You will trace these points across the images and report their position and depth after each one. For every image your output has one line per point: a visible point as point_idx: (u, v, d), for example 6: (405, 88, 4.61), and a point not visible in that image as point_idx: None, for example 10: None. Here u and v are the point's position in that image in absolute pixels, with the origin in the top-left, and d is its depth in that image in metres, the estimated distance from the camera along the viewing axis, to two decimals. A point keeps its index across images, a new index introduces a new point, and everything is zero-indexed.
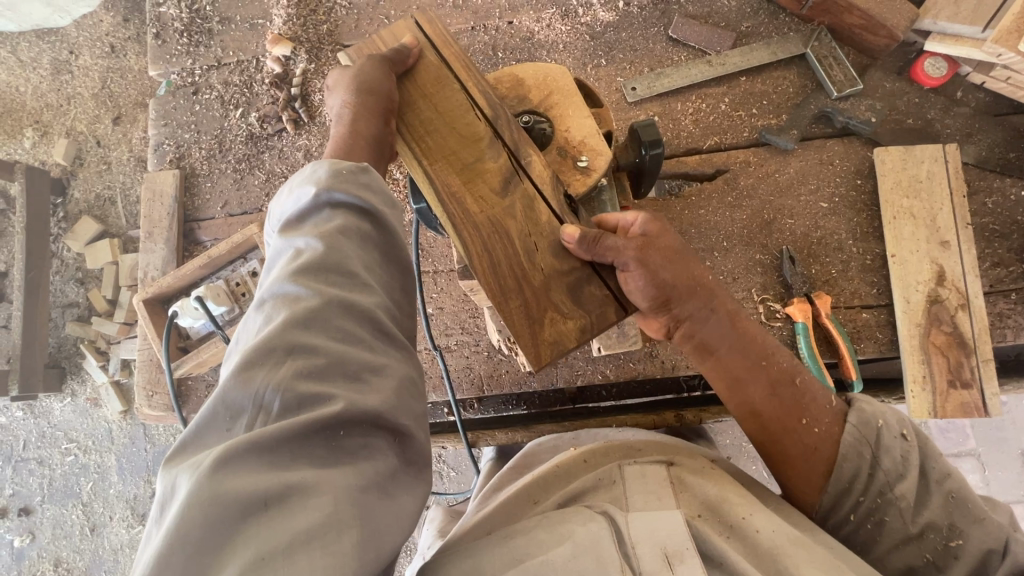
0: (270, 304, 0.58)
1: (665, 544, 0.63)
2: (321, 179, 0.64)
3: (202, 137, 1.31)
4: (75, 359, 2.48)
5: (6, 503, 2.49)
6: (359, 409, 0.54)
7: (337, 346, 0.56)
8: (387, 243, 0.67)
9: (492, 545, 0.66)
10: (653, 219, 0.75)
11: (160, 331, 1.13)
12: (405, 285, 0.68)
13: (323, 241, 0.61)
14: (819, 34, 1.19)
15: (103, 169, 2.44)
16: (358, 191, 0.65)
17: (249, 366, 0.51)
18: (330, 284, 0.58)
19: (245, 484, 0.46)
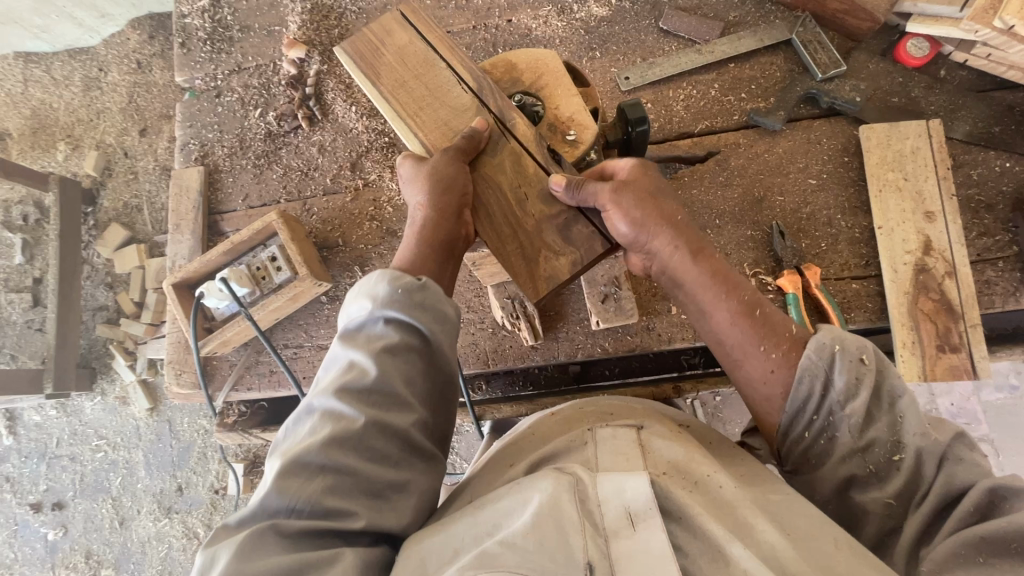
0: (323, 414, 0.72)
1: (627, 505, 0.68)
2: (377, 297, 0.76)
3: (224, 136, 1.40)
4: (104, 359, 2.60)
5: (41, 498, 2.61)
6: (377, 526, 0.68)
7: (368, 466, 0.70)
8: (426, 366, 0.78)
9: (464, 517, 0.71)
10: (637, 164, 0.84)
11: (186, 313, 1.21)
12: (438, 399, 0.80)
13: (370, 367, 0.73)
14: (804, 20, 1.25)
15: (131, 178, 2.58)
16: (406, 310, 0.76)
17: (292, 478, 0.66)
18: (371, 411, 0.71)
19: (275, 560, 0.61)
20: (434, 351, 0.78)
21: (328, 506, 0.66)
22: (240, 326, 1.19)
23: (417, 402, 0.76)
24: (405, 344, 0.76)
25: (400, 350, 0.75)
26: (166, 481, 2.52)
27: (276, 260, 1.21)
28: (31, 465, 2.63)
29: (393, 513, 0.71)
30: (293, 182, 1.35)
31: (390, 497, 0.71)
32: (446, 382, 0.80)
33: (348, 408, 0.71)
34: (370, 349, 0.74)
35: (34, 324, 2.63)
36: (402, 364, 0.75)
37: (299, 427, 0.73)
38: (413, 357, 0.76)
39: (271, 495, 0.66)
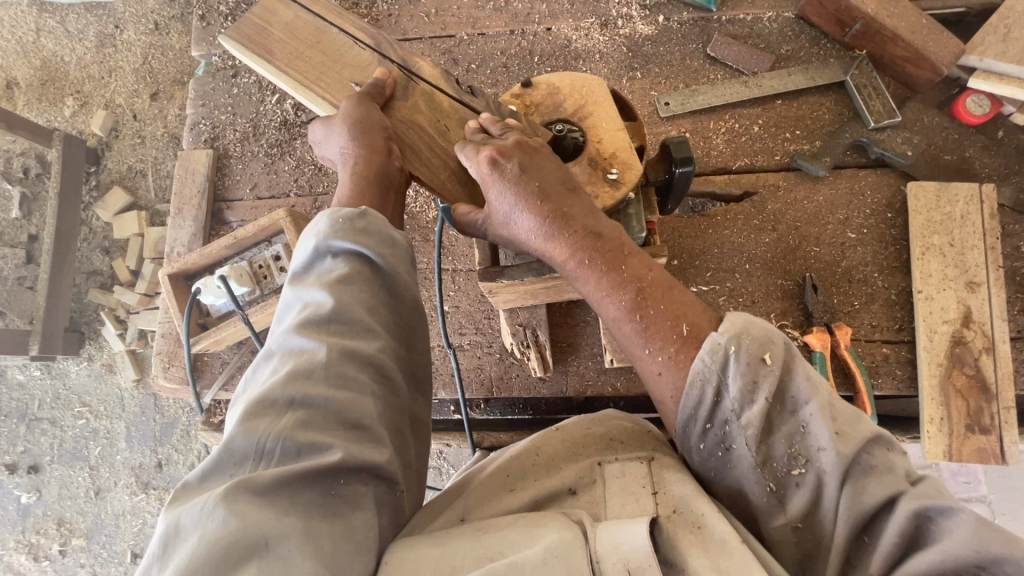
0: (284, 353, 0.70)
1: (629, 559, 0.60)
2: (324, 232, 0.75)
3: (237, 119, 1.33)
4: (94, 325, 2.56)
5: (16, 460, 2.56)
6: (355, 458, 0.65)
7: (338, 390, 0.67)
8: (389, 292, 0.77)
9: (464, 538, 0.66)
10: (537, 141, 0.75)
11: (181, 306, 1.15)
12: (403, 327, 0.78)
13: (327, 293, 0.72)
14: (860, 62, 1.19)
15: (137, 142, 2.53)
16: (356, 237, 0.75)
17: (253, 418, 0.64)
18: (333, 334, 0.70)
19: (254, 522, 0.57)
20: (394, 276, 0.77)
21: (300, 441, 0.64)
22: (236, 326, 1.13)
23: (383, 330, 0.75)
24: (358, 277, 0.75)
25: (356, 284, 0.74)
26: (147, 456, 2.48)
27: (280, 259, 1.15)
28: (9, 425, 2.58)
29: (374, 443, 0.68)
30: (304, 176, 1.28)
31: (371, 428, 0.68)
32: (414, 312, 0.79)
33: (305, 340, 0.70)
34: (320, 282, 0.73)
35: (25, 281, 2.59)
36: (361, 296, 0.74)
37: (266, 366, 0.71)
38: (371, 287, 0.75)
39: (238, 440, 0.63)
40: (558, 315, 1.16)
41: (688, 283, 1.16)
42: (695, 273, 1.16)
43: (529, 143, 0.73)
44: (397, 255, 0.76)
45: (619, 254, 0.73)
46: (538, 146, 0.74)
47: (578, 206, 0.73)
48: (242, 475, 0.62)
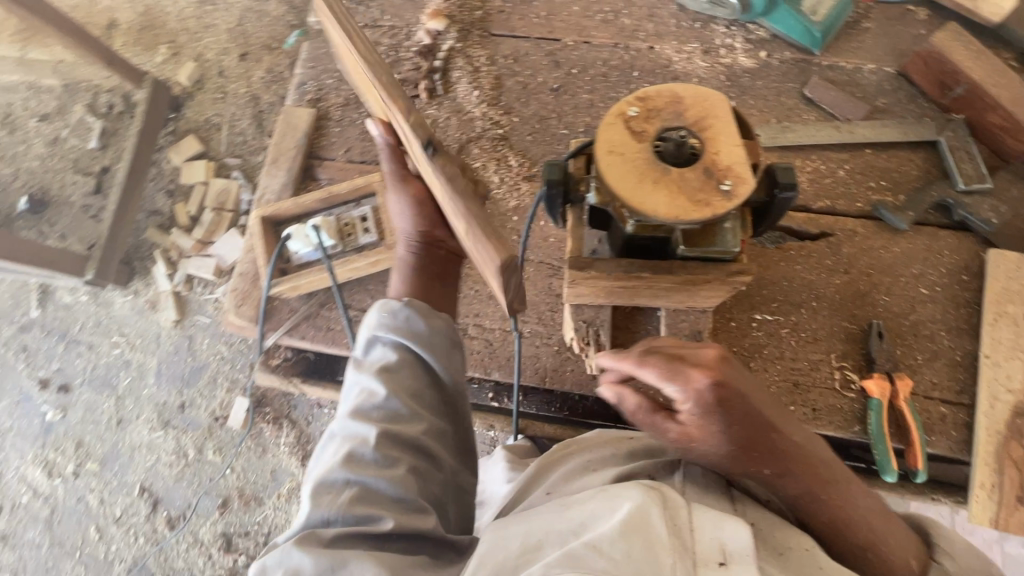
0: (342, 437, 0.87)
1: (724, 541, 0.65)
2: (376, 322, 0.94)
3: (343, 85, 1.40)
4: (146, 261, 2.65)
5: (50, 376, 2.65)
6: (404, 526, 0.79)
7: (383, 470, 0.83)
8: (432, 376, 0.95)
9: (551, 512, 0.75)
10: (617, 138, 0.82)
11: (268, 248, 1.21)
12: (440, 401, 0.95)
13: (378, 379, 0.90)
14: (956, 125, 1.20)
15: (218, 97, 2.71)
16: (402, 328, 0.94)
17: (317, 496, 0.80)
18: (381, 416, 0.87)
19: (317, 562, 0.73)
20: (447, 381, 0.95)
21: (358, 514, 0.79)
22: (318, 276, 1.18)
23: (427, 413, 0.92)
24: (406, 363, 0.93)
25: (402, 370, 0.92)
26: (171, 395, 2.55)
27: (366, 220, 1.20)
28: (48, 343, 2.68)
29: (420, 512, 0.82)
30: None
31: (416, 505, 0.83)
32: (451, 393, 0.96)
33: (360, 426, 0.86)
34: (378, 367, 0.91)
35: (90, 209, 2.69)
36: (406, 381, 0.92)
37: (324, 455, 0.87)
38: (415, 374, 0.93)
39: (313, 512, 0.80)
40: (621, 319, 1.19)
41: (753, 310, 1.18)
42: (761, 301, 1.18)
43: (612, 145, 0.82)
44: (449, 351, 0.95)
45: (778, 450, 0.78)
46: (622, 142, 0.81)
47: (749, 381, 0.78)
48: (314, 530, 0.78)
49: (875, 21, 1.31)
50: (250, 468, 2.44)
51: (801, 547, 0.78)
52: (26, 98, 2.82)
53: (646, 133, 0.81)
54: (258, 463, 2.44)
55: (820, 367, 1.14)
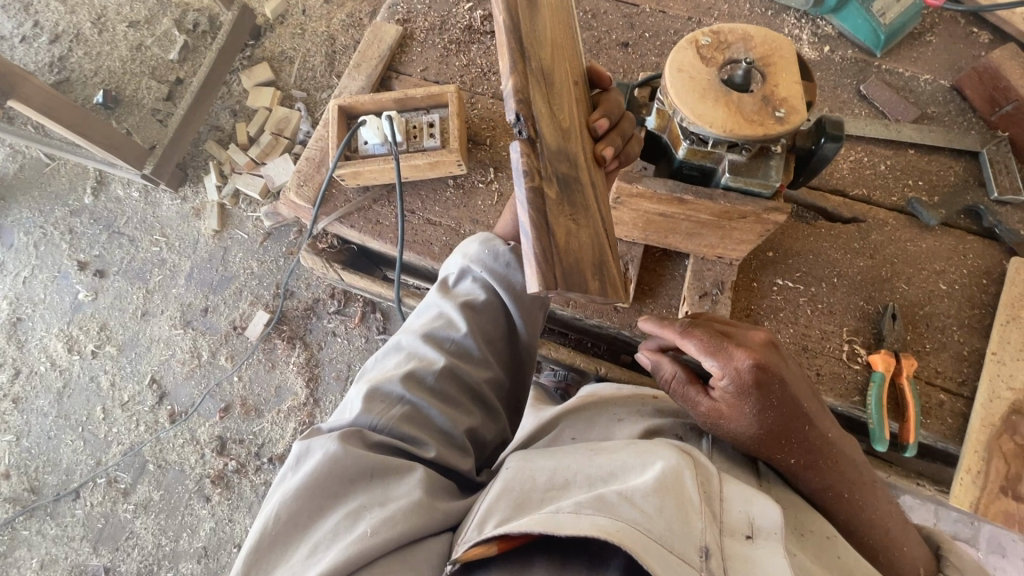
0: (409, 352, 0.89)
1: (754, 517, 0.70)
2: (469, 257, 0.96)
3: (431, 12, 1.51)
4: (200, 171, 2.77)
5: (88, 260, 2.70)
6: (443, 457, 0.82)
7: (440, 398, 0.86)
8: (506, 327, 0.96)
9: (584, 458, 0.78)
10: (685, 59, 0.89)
11: (339, 135, 1.30)
12: (504, 354, 0.97)
13: (458, 313, 0.91)
14: (1000, 141, 1.26)
15: (298, 32, 2.88)
16: (493, 270, 0.94)
17: (374, 399, 0.82)
18: (452, 350, 0.89)
19: (361, 457, 0.75)
20: (517, 334, 0.97)
21: (404, 431, 0.81)
22: (381, 167, 1.27)
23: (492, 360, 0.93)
24: (486, 305, 0.94)
25: (483, 312, 0.93)
26: (198, 297, 2.57)
27: (433, 126, 1.29)
28: (93, 230, 2.74)
29: (461, 449, 0.85)
30: (470, 75, 1.44)
31: (458, 439, 0.85)
32: (517, 348, 0.98)
33: (429, 349, 0.88)
34: (463, 302, 0.92)
35: (158, 114, 2.84)
36: (484, 325, 0.93)
37: (387, 362, 0.90)
38: (491, 319, 0.94)
39: (361, 414, 0.81)
40: (649, 261, 1.26)
41: (776, 275, 1.24)
42: (785, 269, 1.24)
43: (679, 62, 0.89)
44: (527, 313, 0.95)
45: (802, 443, 0.81)
46: (689, 62, 0.89)
47: (792, 373, 0.81)
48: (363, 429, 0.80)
49: (939, 37, 1.38)
50: (256, 380, 2.40)
51: (822, 533, 0.79)
52: (122, 3, 3.00)
53: (712, 60, 0.89)
54: (266, 376, 2.39)
55: (831, 338, 1.19)
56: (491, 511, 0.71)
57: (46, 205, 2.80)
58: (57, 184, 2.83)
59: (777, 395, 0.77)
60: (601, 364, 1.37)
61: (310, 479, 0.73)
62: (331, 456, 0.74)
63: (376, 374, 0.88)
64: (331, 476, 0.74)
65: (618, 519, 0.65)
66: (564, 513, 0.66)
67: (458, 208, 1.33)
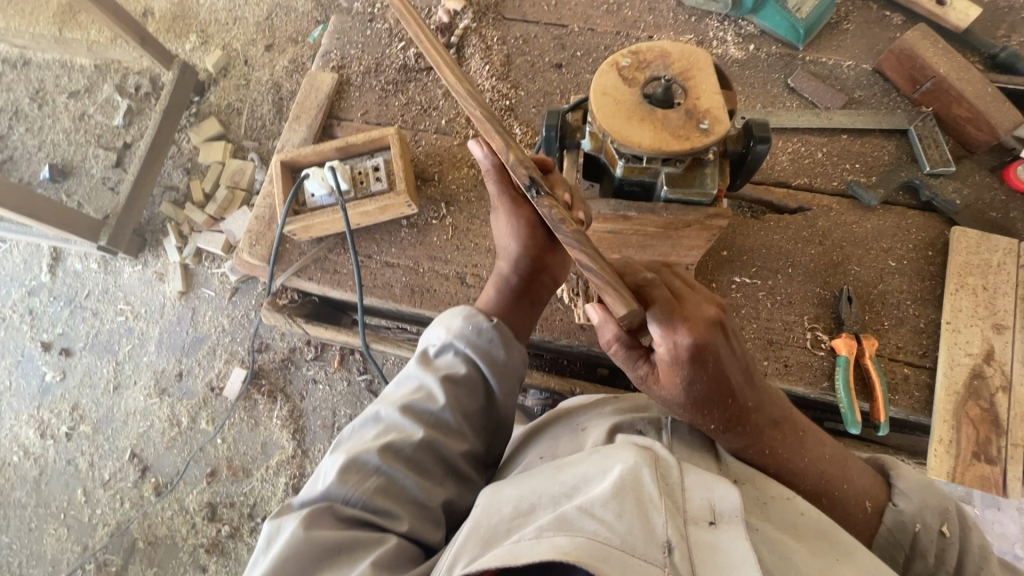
0: (387, 422, 0.88)
1: (715, 503, 0.72)
2: (451, 330, 0.95)
3: (364, 55, 1.52)
4: (158, 234, 2.72)
5: (52, 340, 2.62)
6: (418, 531, 0.81)
7: (416, 470, 0.85)
8: (487, 395, 0.95)
9: (548, 474, 0.78)
10: (608, 85, 0.91)
11: (285, 191, 1.29)
12: (485, 422, 0.96)
13: (438, 387, 0.90)
14: (925, 117, 1.31)
15: (242, 83, 2.86)
16: (471, 341, 0.95)
17: (349, 472, 0.81)
18: (430, 422, 0.88)
19: (327, 536, 0.75)
20: (494, 401, 0.96)
21: (377, 504, 0.80)
22: (329, 217, 1.26)
23: (470, 431, 0.93)
24: (466, 377, 0.93)
25: (463, 384, 0.93)
26: (170, 363, 2.51)
27: (379, 170, 1.30)
28: (54, 307, 2.67)
29: (433, 522, 0.84)
30: (411, 113, 1.45)
31: (433, 509, 0.84)
32: (495, 415, 0.98)
33: (408, 421, 0.87)
34: (444, 375, 0.92)
35: (108, 182, 2.80)
36: (464, 396, 0.92)
37: (365, 434, 0.88)
38: (471, 390, 0.93)
39: (335, 487, 0.81)
40: None
41: (733, 273, 1.26)
42: (741, 266, 1.26)
43: (601, 89, 0.91)
44: (503, 379, 0.95)
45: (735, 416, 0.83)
46: (611, 87, 0.91)
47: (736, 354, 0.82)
48: (334, 505, 0.79)
49: (855, 24, 1.44)
50: (240, 440, 2.34)
51: (785, 497, 0.80)
52: (59, 75, 2.95)
53: (633, 82, 0.91)
54: (250, 435, 2.34)
55: (793, 328, 1.21)
56: (460, 554, 0.70)
57: (3, 288, 2.72)
58: (12, 265, 2.75)
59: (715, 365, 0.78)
60: (577, 382, 1.38)
61: (276, 563, 0.73)
62: (294, 545, 0.73)
63: (351, 448, 0.86)
64: (296, 561, 0.73)
65: (580, 535, 0.66)
66: (523, 542, 0.66)
67: (414, 247, 1.33)
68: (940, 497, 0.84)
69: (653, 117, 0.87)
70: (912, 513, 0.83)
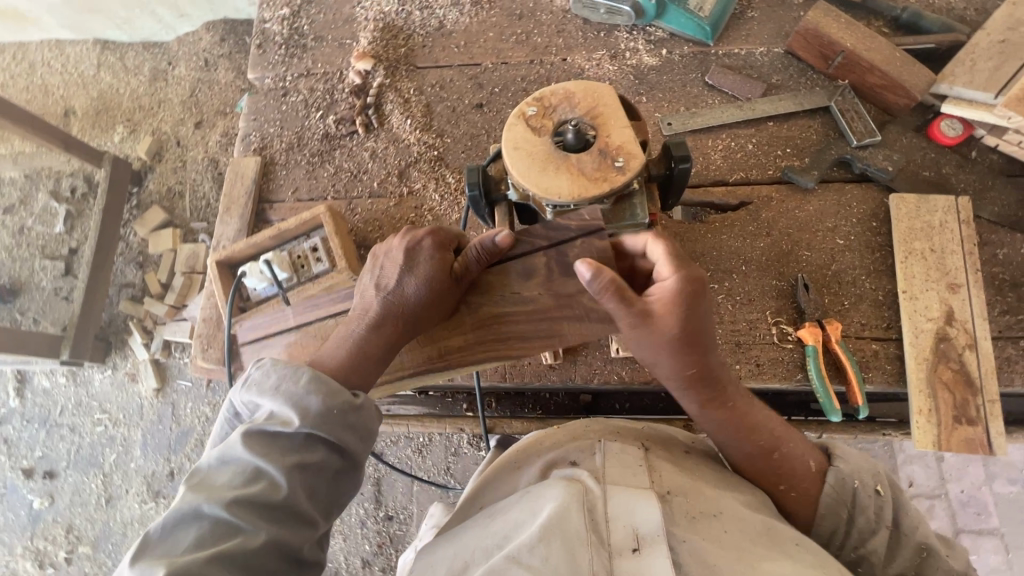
0: (211, 521, 0.73)
1: (637, 527, 0.72)
2: (294, 404, 0.81)
3: (285, 131, 1.49)
4: (122, 334, 2.63)
5: (34, 465, 2.53)
6: None
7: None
8: (338, 469, 0.83)
9: (481, 528, 0.78)
10: (518, 137, 0.90)
11: (226, 290, 1.26)
12: (335, 502, 0.84)
13: (281, 472, 0.77)
14: (843, 90, 1.33)
15: (178, 165, 2.73)
16: (317, 410, 0.81)
17: None
18: (271, 518, 0.75)
19: None
20: (341, 477, 0.84)
21: None
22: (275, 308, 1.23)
23: (317, 515, 0.80)
24: (313, 455, 0.80)
25: (309, 463, 0.79)
26: (159, 465, 2.43)
27: (318, 250, 1.26)
28: (29, 431, 2.57)
29: None
30: (342, 182, 1.43)
31: None
32: (347, 490, 0.85)
33: (239, 516, 0.73)
34: (286, 455, 0.78)
35: (61, 292, 2.72)
36: (310, 478, 0.79)
37: (216, 474, 0.77)
38: (319, 470, 0.80)
39: None
40: None
41: None
42: None
43: (513, 142, 0.89)
44: (356, 454, 0.84)
45: (711, 376, 0.85)
46: (523, 137, 0.89)
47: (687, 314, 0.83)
48: None
49: (759, 10, 1.45)
50: None
51: (712, 511, 0.77)
52: None
53: (542, 130, 0.90)
54: None
55: (758, 326, 1.21)
56: None
57: None
58: None
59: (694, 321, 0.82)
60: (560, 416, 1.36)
61: None
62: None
63: (199, 488, 0.76)
64: None
65: None
66: None
67: None
68: (870, 465, 0.90)
69: (566, 163, 0.86)
70: (850, 473, 0.87)
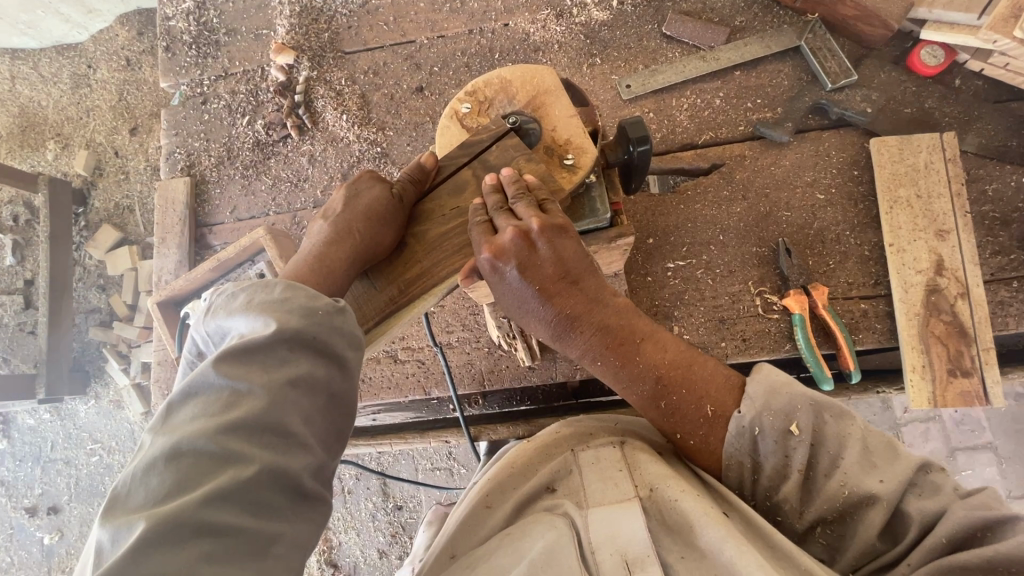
0: (188, 456, 0.58)
1: (626, 551, 0.66)
2: (264, 318, 0.68)
3: (211, 145, 1.36)
4: (98, 362, 2.43)
5: (36, 502, 2.47)
6: None
7: (249, 518, 0.57)
8: (338, 388, 0.69)
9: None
10: (451, 126, 0.86)
11: (174, 331, 1.18)
12: (337, 430, 0.70)
13: (267, 392, 0.63)
14: (813, 26, 1.20)
15: (121, 178, 2.39)
16: (297, 319, 0.68)
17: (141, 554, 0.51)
18: (262, 446, 0.61)
19: None
20: (337, 401, 0.69)
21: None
22: None
23: (317, 442, 0.66)
24: (303, 370, 0.66)
25: (299, 380, 0.65)
26: None
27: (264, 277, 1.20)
28: (23, 470, 2.49)
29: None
30: (282, 194, 1.32)
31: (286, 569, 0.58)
32: (345, 419, 0.71)
33: (223, 444, 0.59)
34: (264, 367, 0.64)
35: (25, 327, 2.51)
36: (303, 397, 0.65)
37: (180, 410, 0.63)
38: (312, 390, 0.66)
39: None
40: None
41: (665, 259, 1.18)
42: (671, 249, 1.18)
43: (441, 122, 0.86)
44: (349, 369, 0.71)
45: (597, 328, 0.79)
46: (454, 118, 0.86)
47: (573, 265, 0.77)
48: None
49: None
50: None
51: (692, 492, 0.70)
52: None
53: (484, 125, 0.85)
54: None
55: (742, 298, 1.14)
56: None
57: None
58: None
59: (538, 268, 0.75)
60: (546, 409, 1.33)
61: None
62: (134, 540, 0.52)
63: (165, 430, 0.61)
64: None
65: None
66: None
67: None
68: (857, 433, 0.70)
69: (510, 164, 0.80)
70: (750, 419, 0.73)
